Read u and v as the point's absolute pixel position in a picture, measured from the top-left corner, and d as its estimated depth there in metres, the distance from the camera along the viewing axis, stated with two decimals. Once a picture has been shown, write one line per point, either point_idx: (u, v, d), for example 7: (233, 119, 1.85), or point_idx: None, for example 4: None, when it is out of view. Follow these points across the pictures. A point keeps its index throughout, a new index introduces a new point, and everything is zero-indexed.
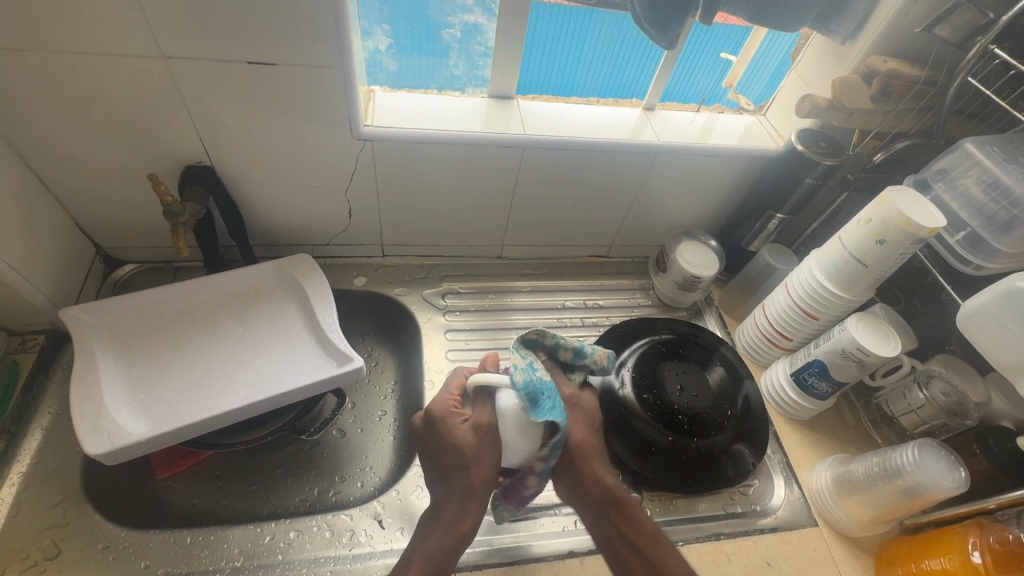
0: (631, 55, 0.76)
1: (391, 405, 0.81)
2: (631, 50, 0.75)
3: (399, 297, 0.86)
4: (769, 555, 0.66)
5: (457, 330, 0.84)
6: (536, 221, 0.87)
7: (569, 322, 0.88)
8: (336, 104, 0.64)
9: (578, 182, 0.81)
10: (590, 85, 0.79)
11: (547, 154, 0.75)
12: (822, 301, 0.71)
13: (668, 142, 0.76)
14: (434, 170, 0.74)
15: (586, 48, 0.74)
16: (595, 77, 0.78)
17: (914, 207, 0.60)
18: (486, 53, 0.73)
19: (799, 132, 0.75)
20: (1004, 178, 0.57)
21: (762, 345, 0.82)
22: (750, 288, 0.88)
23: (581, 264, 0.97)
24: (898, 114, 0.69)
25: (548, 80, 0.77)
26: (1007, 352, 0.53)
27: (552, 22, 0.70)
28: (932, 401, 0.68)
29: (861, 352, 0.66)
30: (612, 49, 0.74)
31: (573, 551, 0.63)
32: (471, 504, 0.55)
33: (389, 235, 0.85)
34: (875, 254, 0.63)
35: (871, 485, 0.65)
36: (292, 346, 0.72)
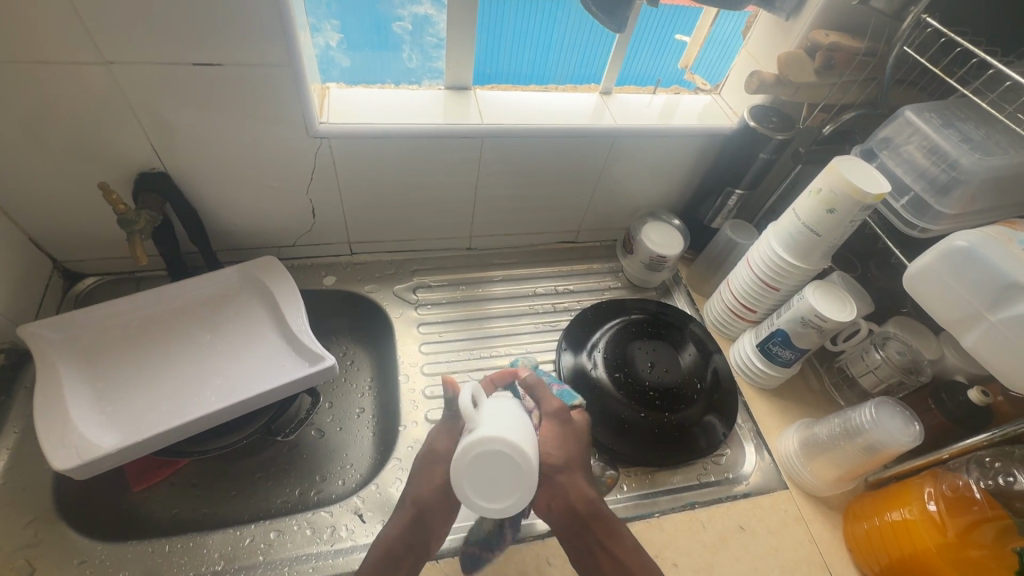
0: (599, 40, 0.77)
1: (369, 401, 0.82)
2: (598, 36, 0.76)
3: (370, 294, 0.86)
4: (742, 520, 0.69)
5: (430, 323, 0.84)
6: (502, 211, 0.88)
7: (540, 309, 0.90)
8: (289, 103, 0.63)
9: (540, 169, 0.82)
10: (561, 73, 0.81)
11: (507, 141, 0.75)
12: (781, 272, 0.73)
13: (628, 126, 0.78)
14: (395, 164, 0.74)
15: (554, 37, 0.75)
16: (567, 63, 0.80)
17: (860, 176, 0.62)
18: (439, 45, 0.72)
19: (751, 108, 0.76)
20: (942, 142, 0.60)
21: (728, 319, 0.84)
22: (713, 264, 0.90)
23: (551, 251, 0.98)
24: (843, 86, 0.70)
25: (519, 69, 0.79)
26: (950, 308, 0.55)
27: (518, 12, 0.71)
28: (888, 361, 0.71)
29: (819, 318, 0.68)
30: (580, 36, 0.76)
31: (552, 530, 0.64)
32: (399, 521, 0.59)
33: (355, 233, 0.84)
34: (826, 223, 0.66)
35: (834, 445, 0.68)
36: (262, 349, 0.71)
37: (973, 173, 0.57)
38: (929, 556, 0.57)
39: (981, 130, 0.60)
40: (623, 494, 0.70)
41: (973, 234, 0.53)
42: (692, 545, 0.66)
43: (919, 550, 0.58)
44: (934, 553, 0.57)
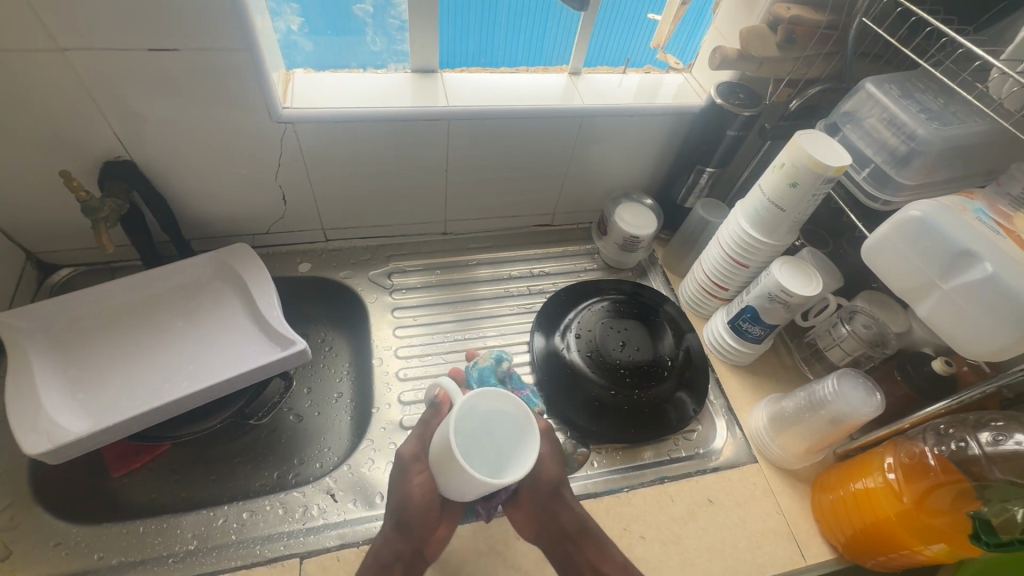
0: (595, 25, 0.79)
1: (347, 386, 0.81)
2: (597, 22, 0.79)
3: (345, 280, 0.86)
4: (711, 493, 0.70)
5: (405, 307, 0.85)
6: (476, 195, 0.88)
7: (516, 291, 0.90)
8: (250, 88, 0.63)
9: (511, 152, 0.82)
10: (555, 59, 0.83)
11: (475, 124, 0.76)
12: (749, 249, 0.74)
13: (596, 107, 0.78)
14: (363, 148, 0.75)
15: (546, 32, 0.79)
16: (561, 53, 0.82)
17: (821, 149, 0.62)
18: (403, 27, 0.72)
19: (718, 85, 0.76)
20: (900, 113, 0.60)
21: (701, 297, 0.85)
22: (686, 244, 0.90)
23: (527, 235, 0.98)
24: (806, 60, 0.70)
25: (516, 58, 0.81)
26: (906, 278, 0.55)
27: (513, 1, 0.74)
28: (855, 335, 0.71)
29: (785, 293, 0.69)
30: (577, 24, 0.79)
31: None
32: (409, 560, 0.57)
33: (328, 219, 0.85)
34: (790, 198, 0.66)
35: (800, 419, 0.69)
36: (235, 335, 0.72)
37: (929, 143, 0.57)
38: (889, 523, 0.58)
39: (939, 101, 0.60)
40: (594, 470, 0.71)
41: (927, 204, 0.53)
42: (659, 518, 0.67)
43: (879, 518, 0.59)
44: (893, 520, 0.58)
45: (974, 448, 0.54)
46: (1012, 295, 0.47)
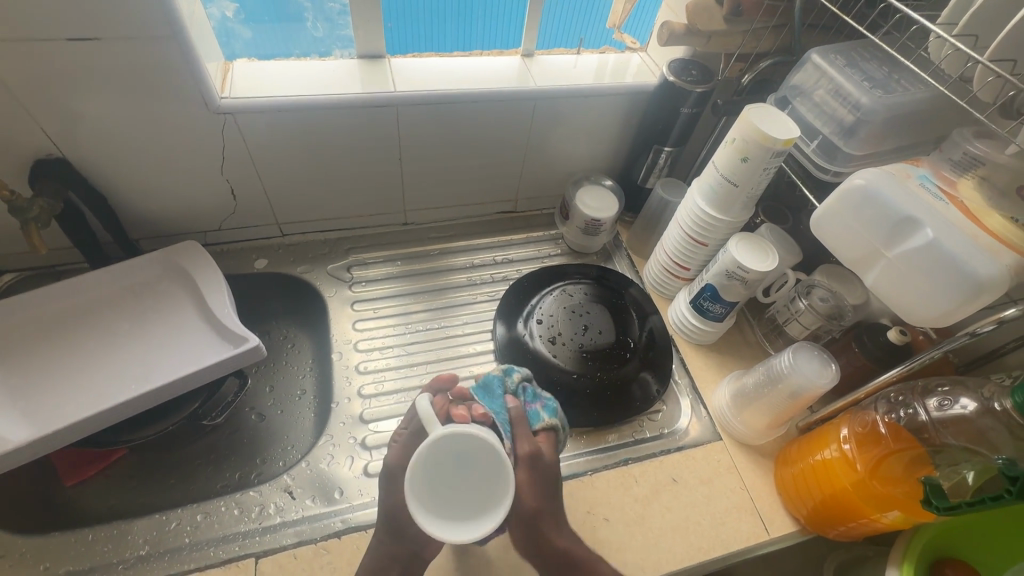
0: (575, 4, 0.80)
1: (310, 382, 0.79)
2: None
3: (303, 275, 0.85)
4: (675, 472, 0.70)
5: (365, 300, 0.84)
6: (435, 183, 0.87)
7: (478, 280, 0.89)
8: (183, 80, 0.61)
9: (467, 137, 0.80)
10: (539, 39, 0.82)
11: (427, 110, 0.74)
12: (706, 227, 0.73)
13: (550, 89, 0.77)
14: (310, 138, 0.73)
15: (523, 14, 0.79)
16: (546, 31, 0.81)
17: (770, 123, 0.62)
18: (344, 12, 0.71)
19: (670, 63, 0.75)
20: (845, 84, 0.59)
21: (663, 278, 0.84)
22: (648, 225, 0.90)
23: (490, 222, 0.97)
24: (755, 33, 0.69)
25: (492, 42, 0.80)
26: (852, 248, 0.55)
27: None
28: (812, 309, 0.71)
29: (741, 270, 0.69)
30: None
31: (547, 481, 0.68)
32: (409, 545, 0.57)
33: (282, 213, 0.83)
34: (742, 173, 0.65)
35: (760, 394, 0.69)
36: (185, 336, 0.70)
37: (874, 113, 0.57)
38: (846, 493, 0.58)
39: (885, 69, 0.60)
40: (558, 455, 0.71)
41: (871, 172, 0.53)
42: (623, 499, 0.67)
43: (837, 489, 0.59)
44: (850, 490, 0.58)
45: (921, 414, 0.54)
46: (952, 260, 0.48)
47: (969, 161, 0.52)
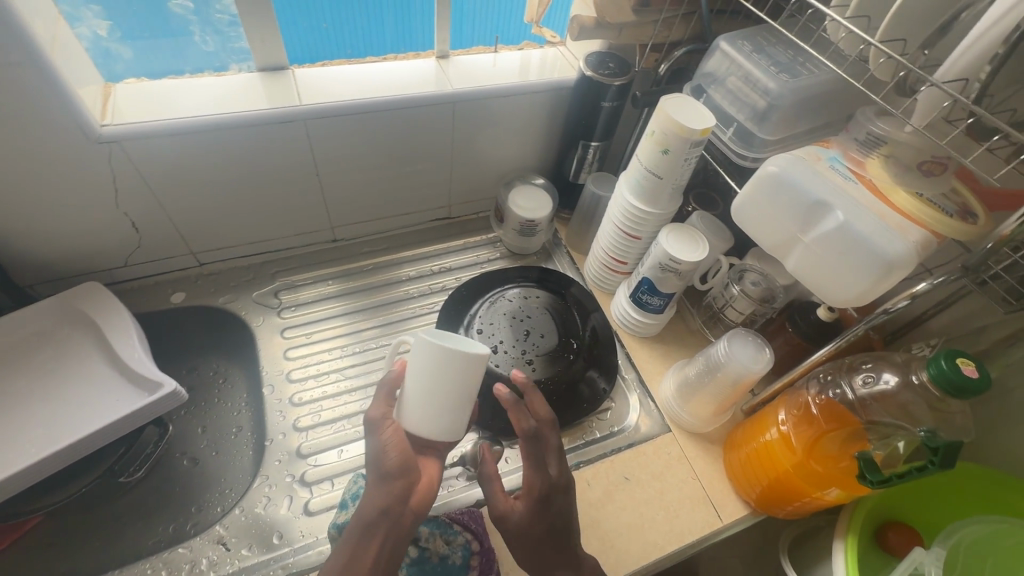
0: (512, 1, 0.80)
1: (247, 417, 0.73)
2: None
3: (226, 306, 0.80)
4: (627, 471, 0.69)
5: (295, 326, 0.79)
6: (361, 196, 0.83)
7: (416, 292, 0.86)
8: (52, 108, 0.55)
9: (387, 146, 0.77)
10: (476, 34, 0.80)
11: (339, 122, 0.70)
12: (637, 220, 0.72)
13: (469, 91, 0.74)
14: (214, 161, 0.68)
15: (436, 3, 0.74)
16: (480, 31, 0.80)
17: (686, 113, 0.61)
18: (235, 23, 0.66)
19: (586, 57, 0.73)
20: (753, 70, 0.59)
21: (602, 274, 0.84)
22: (584, 221, 0.89)
23: (425, 230, 0.94)
24: (666, 23, 0.69)
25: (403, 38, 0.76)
26: (771, 235, 0.56)
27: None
28: (744, 294, 0.72)
29: (674, 262, 0.68)
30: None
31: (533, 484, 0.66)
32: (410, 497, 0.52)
33: (195, 241, 0.77)
34: (664, 164, 0.65)
35: (702, 384, 0.69)
36: (92, 387, 0.64)
37: (782, 97, 0.57)
38: (788, 475, 0.59)
39: (790, 53, 0.60)
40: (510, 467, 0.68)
41: (782, 159, 0.53)
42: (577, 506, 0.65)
43: (779, 472, 0.59)
44: (791, 472, 0.58)
45: (849, 393, 0.55)
46: (863, 241, 0.48)
47: (873, 141, 0.53)
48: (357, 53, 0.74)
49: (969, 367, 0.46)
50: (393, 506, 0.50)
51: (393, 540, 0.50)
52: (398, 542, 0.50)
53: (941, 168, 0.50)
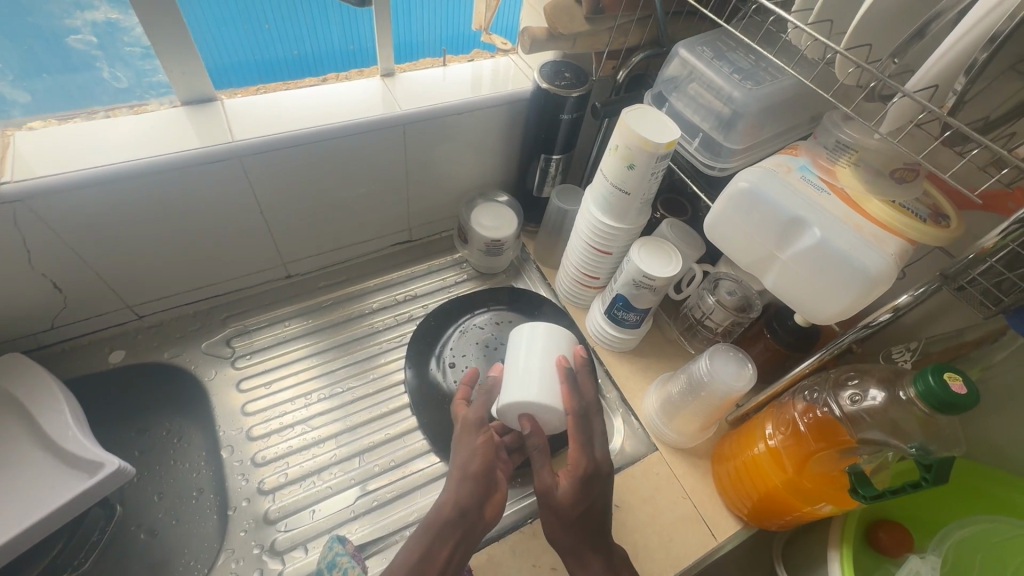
0: None
1: (208, 477, 0.67)
2: None
3: (173, 361, 0.73)
4: (617, 498, 0.66)
5: (252, 376, 0.74)
6: (313, 229, 0.77)
7: (382, 325, 0.81)
8: None
9: (336, 175, 0.71)
10: (427, 38, 0.75)
11: (278, 155, 0.64)
12: (606, 236, 0.69)
13: (419, 111, 0.69)
14: (141, 209, 0.61)
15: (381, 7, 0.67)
16: (431, 27, 0.74)
17: (650, 126, 0.58)
18: (149, 55, 0.59)
19: (540, 68, 0.69)
20: (715, 78, 0.57)
21: (575, 290, 0.81)
22: (552, 236, 0.85)
23: (385, 257, 0.89)
24: (621, 29, 0.65)
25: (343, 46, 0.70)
26: (746, 252, 0.54)
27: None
28: (721, 304, 0.70)
29: (648, 279, 0.66)
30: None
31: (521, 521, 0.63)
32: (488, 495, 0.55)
33: (130, 294, 0.70)
34: (630, 180, 0.62)
35: (686, 401, 0.67)
36: (20, 473, 0.57)
37: (747, 105, 0.55)
38: (778, 492, 0.57)
39: (750, 58, 0.58)
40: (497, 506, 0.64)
41: (752, 173, 0.51)
42: None
43: (770, 489, 0.58)
44: (781, 489, 0.57)
45: (836, 409, 0.54)
46: (842, 257, 0.46)
47: (842, 148, 0.52)
48: (294, 71, 0.68)
49: (957, 382, 0.44)
50: (471, 507, 0.53)
51: (464, 541, 0.52)
52: (471, 541, 0.52)
53: (913, 174, 0.48)
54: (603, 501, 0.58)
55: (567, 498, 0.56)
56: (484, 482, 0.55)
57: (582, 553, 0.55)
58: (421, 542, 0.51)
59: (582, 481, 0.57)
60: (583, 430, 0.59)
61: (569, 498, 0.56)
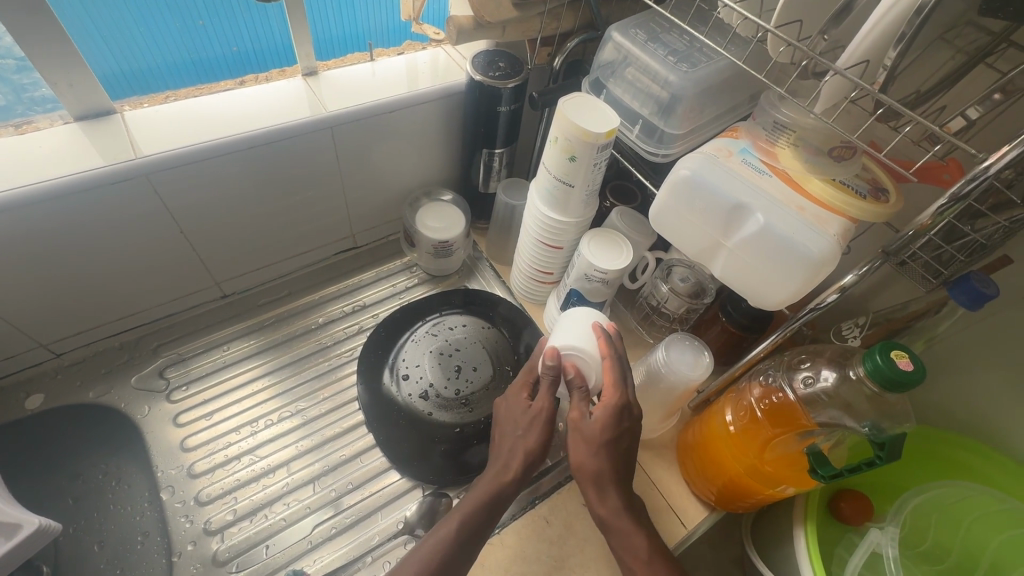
0: None
1: (151, 519, 0.62)
2: None
3: (100, 400, 0.68)
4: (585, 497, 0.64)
5: (190, 409, 0.69)
6: (245, 244, 0.72)
7: (330, 340, 0.77)
8: None
9: (261, 185, 0.66)
10: (374, 25, 0.71)
11: (193, 169, 0.59)
12: (555, 231, 0.67)
13: (348, 112, 0.65)
14: (36, 242, 0.55)
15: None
16: (377, 13, 0.70)
17: (587, 115, 0.56)
18: (24, 66, 0.53)
19: (473, 58, 0.66)
20: (651, 62, 0.55)
21: (530, 286, 0.78)
22: (502, 232, 0.82)
23: (329, 267, 0.84)
24: (552, 13, 0.63)
25: (266, 42, 0.65)
26: (691, 242, 0.53)
27: None
28: (675, 292, 0.69)
29: (599, 271, 0.64)
30: None
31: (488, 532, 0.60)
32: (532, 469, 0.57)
33: (43, 331, 0.64)
34: (573, 172, 0.59)
35: (647, 393, 0.66)
36: None
37: (684, 89, 0.53)
38: (741, 478, 0.57)
39: (685, 39, 0.56)
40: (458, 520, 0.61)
41: (693, 160, 0.49)
42: (537, 549, 0.59)
43: (733, 475, 0.57)
44: (743, 474, 0.56)
45: (791, 394, 0.54)
46: (786, 241, 0.46)
47: (779, 129, 0.50)
48: (209, 73, 0.63)
49: (903, 359, 0.44)
50: (518, 484, 0.56)
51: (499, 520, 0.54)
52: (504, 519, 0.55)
53: (851, 152, 0.48)
54: (633, 439, 0.56)
55: (600, 431, 0.55)
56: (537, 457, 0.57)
57: (604, 485, 0.54)
58: (474, 513, 0.53)
59: (620, 416, 0.55)
60: (619, 367, 0.58)
61: (601, 425, 0.55)
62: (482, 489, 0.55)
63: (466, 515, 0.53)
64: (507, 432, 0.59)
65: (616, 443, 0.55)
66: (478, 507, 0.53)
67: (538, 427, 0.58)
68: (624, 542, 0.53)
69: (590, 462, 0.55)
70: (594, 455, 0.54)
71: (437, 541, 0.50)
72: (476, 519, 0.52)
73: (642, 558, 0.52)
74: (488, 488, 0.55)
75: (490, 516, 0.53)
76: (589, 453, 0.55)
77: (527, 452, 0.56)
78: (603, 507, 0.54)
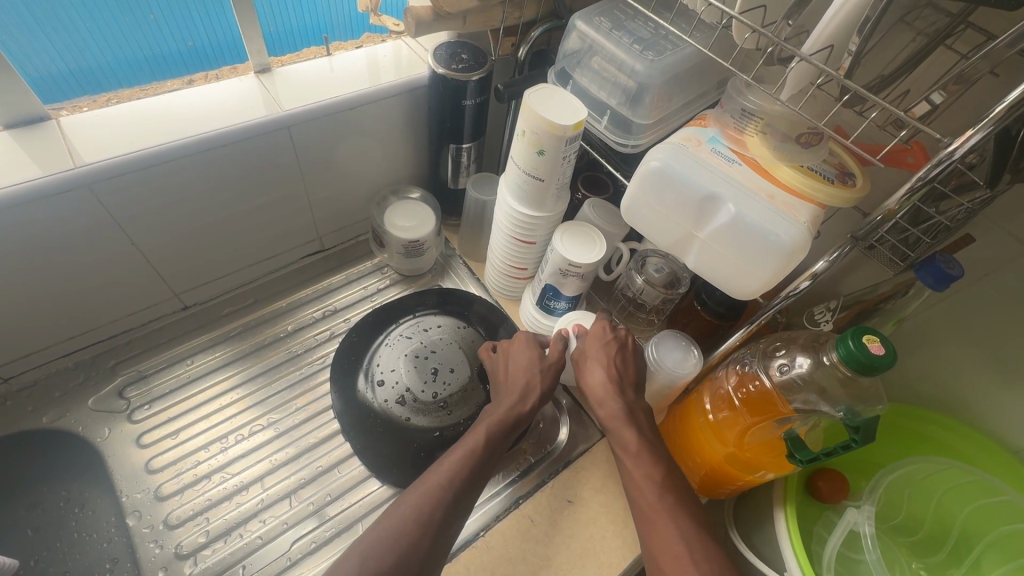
0: None
1: (119, 545, 0.59)
2: None
3: (56, 425, 0.64)
4: (569, 493, 0.63)
5: (153, 429, 0.66)
6: (204, 252, 0.69)
7: (301, 347, 0.74)
8: None
9: (216, 191, 0.63)
10: (334, 17, 0.68)
11: (139, 177, 0.55)
12: (528, 226, 0.65)
13: (306, 110, 0.62)
14: None
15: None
16: (337, 6, 0.67)
17: (554, 107, 0.54)
18: None
19: (435, 50, 0.63)
20: (616, 51, 0.53)
21: (505, 283, 0.77)
22: (474, 228, 0.80)
23: (296, 271, 0.81)
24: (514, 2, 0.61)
25: (214, 37, 0.60)
26: (665, 234, 0.52)
27: None
28: (649, 283, 0.68)
29: (574, 266, 0.63)
30: None
31: (472, 536, 0.59)
32: (531, 398, 0.60)
33: None
34: (542, 165, 0.58)
35: None
36: None
37: (651, 78, 0.52)
38: (721, 464, 0.57)
39: (649, 27, 0.55)
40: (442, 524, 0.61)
41: (662, 151, 0.49)
42: (524, 549, 0.59)
43: (713, 462, 0.58)
44: (723, 461, 0.57)
45: (767, 381, 0.55)
46: (757, 231, 0.45)
47: (747, 116, 0.50)
48: (154, 71, 0.59)
49: (875, 343, 0.45)
50: (519, 409, 0.59)
51: (503, 445, 0.57)
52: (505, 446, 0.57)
53: (818, 138, 0.47)
54: (627, 360, 0.62)
55: (592, 345, 0.62)
56: (534, 384, 0.61)
57: (602, 392, 0.59)
58: (481, 429, 0.56)
59: (608, 331, 0.63)
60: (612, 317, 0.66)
61: (591, 340, 0.62)
62: (495, 413, 0.58)
63: (473, 433, 0.56)
64: (510, 366, 0.64)
65: (609, 355, 0.61)
66: (486, 423, 0.57)
67: (548, 361, 0.63)
68: (618, 439, 0.56)
69: (589, 374, 0.60)
70: (591, 367, 0.60)
71: (457, 456, 0.54)
72: (480, 434, 0.56)
73: (632, 450, 0.55)
74: (500, 411, 0.59)
75: (495, 435, 0.56)
76: (588, 368, 0.61)
77: (530, 380, 0.61)
78: (603, 413, 0.58)
